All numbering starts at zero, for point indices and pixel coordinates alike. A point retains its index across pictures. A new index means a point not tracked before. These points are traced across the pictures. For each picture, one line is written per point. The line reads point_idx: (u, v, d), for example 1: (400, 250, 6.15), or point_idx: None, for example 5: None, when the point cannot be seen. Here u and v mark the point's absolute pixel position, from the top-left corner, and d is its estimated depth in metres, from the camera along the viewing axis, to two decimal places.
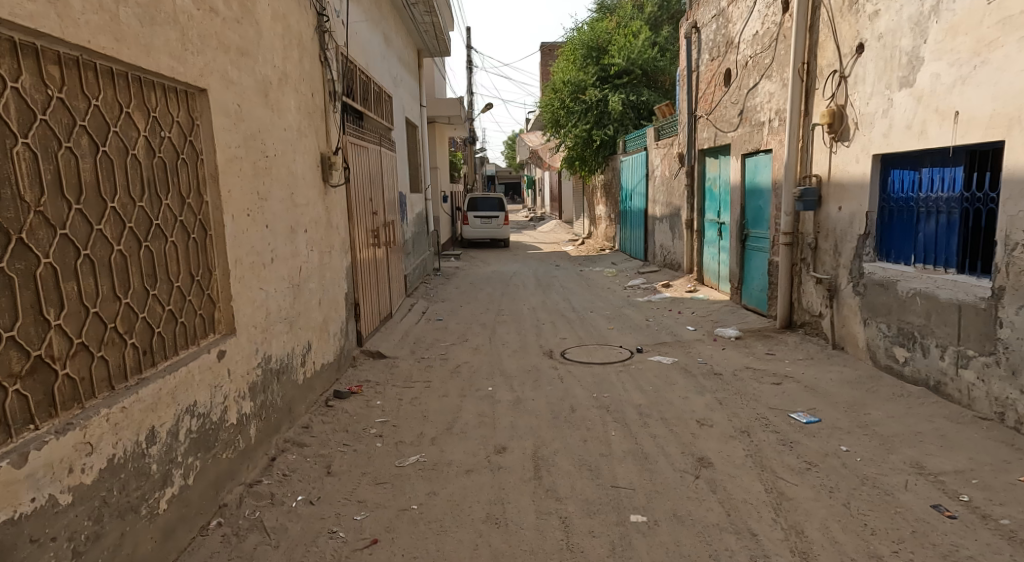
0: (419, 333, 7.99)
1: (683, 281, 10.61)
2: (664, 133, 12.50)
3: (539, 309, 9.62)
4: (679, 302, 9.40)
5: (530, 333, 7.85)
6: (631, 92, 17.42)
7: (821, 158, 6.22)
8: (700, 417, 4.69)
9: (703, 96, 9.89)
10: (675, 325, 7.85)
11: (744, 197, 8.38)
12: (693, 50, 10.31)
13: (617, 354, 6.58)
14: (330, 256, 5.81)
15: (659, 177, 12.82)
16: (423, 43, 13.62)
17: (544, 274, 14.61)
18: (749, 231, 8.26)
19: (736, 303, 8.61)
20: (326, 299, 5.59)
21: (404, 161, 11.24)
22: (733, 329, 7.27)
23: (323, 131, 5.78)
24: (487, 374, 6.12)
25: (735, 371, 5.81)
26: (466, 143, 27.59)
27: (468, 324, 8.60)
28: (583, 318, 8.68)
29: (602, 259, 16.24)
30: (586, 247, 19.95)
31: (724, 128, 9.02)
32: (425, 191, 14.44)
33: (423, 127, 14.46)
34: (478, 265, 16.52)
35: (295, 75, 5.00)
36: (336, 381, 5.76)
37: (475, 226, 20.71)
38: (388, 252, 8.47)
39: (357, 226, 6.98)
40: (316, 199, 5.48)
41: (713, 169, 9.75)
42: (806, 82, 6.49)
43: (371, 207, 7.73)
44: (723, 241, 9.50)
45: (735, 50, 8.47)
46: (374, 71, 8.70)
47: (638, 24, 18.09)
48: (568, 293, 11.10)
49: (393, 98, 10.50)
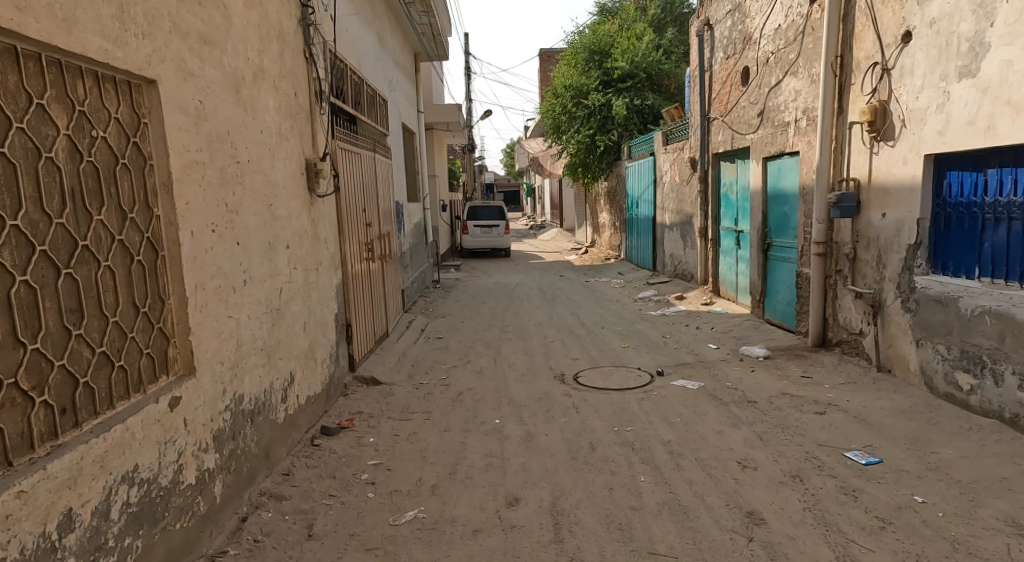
0: (417, 354, 7.39)
1: (697, 294, 10.01)
2: (674, 137, 11.95)
3: (546, 325, 9.02)
4: (696, 317, 8.80)
5: (537, 353, 7.25)
6: (635, 96, 16.88)
7: (860, 160, 5.63)
8: (741, 458, 4.09)
9: (718, 97, 9.34)
10: (695, 343, 7.25)
11: (766, 204, 7.83)
12: (706, 48, 9.76)
13: (636, 378, 5.98)
14: (317, 274, 5.21)
15: (668, 183, 12.26)
16: (420, 46, 13.10)
17: (548, 284, 14.02)
18: (772, 239, 7.68)
19: (759, 318, 8.03)
20: (312, 323, 4.99)
21: (400, 169, 10.67)
22: (760, 348, 6.67)
23: (309, 134, 5.19)
24: (494, 403, 5.51)
25: (770, 398, 5.21)
26: (464, 151, 27.04)
27: (471, 343, 7.99)
28: (594, 336, 8.08)
29: (608, 268, 15.65)
30: (589, 256, 19.38)
31: (742, 130, 8.46)
32: (423, 199, 13.85)
33: (420, 133, 13.90)
34: (479, 276, 15.93)
35: (273, 70, 4.41)
36: (324, 413, 5.15)
37: (475, 235, 20.13)
38: (384, 266, 7.88)
39: (348, 240, 6.39)
40: (301, 211, 4.88)
41: (730, 174, 9.19)
42: (841, 76, 5.91)
43: (365, 218, 7.14)
44: (741, 250, 8.93)
45: (755, 46, 7.91)
46: (367, 72, 8.13)
47: (642, 26, 17.55)
48: (575, 306, 10.50)
49: (389, 102, 9.95)
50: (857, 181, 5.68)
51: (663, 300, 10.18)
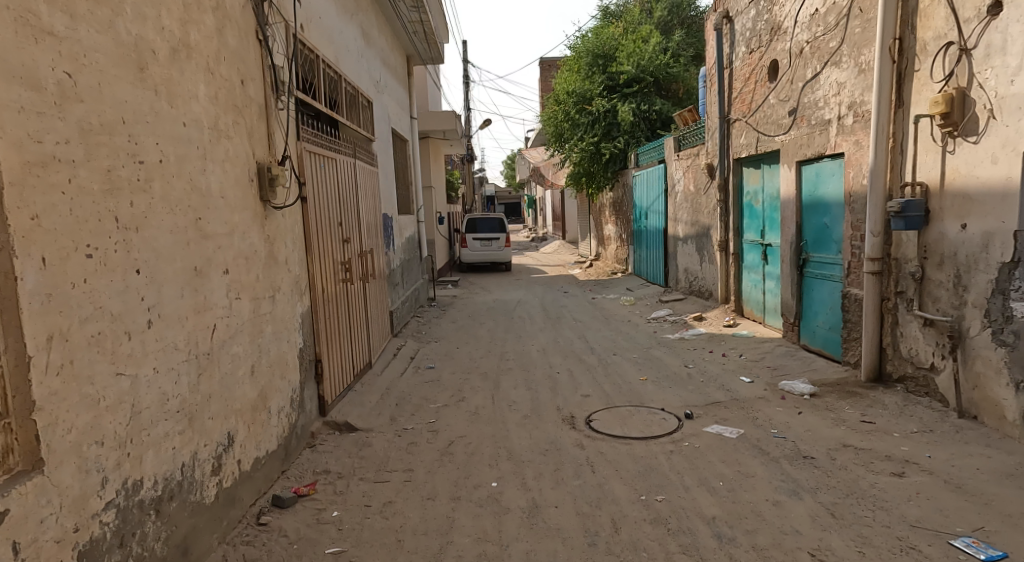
0: (404, 389, 6.43)
1: (718, 315, 9.04)
2: (687, 142, 11.06)
3: (550, 352, 8.06)
4: (720, 341, 7.83)
5: (542, 388, 6.28)
6: (642, 100, 16.00)
7: (928, 160, 4.71)
8: (812, 546, 3.15)
9: (740, 96, 8.43)
10: (723, 376, 6.28)
11: (800, 214, 6.91)
12: (725, 43, 8.87)
13: (660, 423, 5.01)
14: (272, 304, 4.27)
15: (682, 193, 11.34)
16: (413, 48, 12.29)
17: (552, 302, 13.07)
18: (809, 254, 6.74)
19: (794, 344, 7.06)
20: (263, 365, 4.03)
21: (389, 178, 9.76)
22: (804, 382, 5.69)
23: (264, 132, 4.26)
24: (490, 457, 4.55)
25: (831, 452, 4.24)
26: (463, 161, 26.16)
27: (466, 375, 7.03)
28: (605, 366, 7.12)
29: (616, 284, 14.71)
30: (594, 270, 18.42)
31: (770, 132, 7.54)
32: (417, 211, 12.92)
33: (414, 141, 13.09)
34: (478, 293, 14.98)
35: (209, 49, 3.50)
36: (281, 475, 4.19)
37: (474, 249, 19.19)
38: (366, 288, 6.94)
39: (319, 259, 5.45)
40: (249, 227, 3.94)
41: (755, 181, 8.28)
42: (900, 61, 4.99)
43: (342, 233, 6.20)
44: (769, 267, 7.99)
45: (785, 36, 7.01)
46: (348, 69, 7.25)
47: (647, 27, 16.68)
48: (583, 328, 9.54)
49: (376, 105, 9.05)
50: (925, 185, 4.74)
51: (681, 322, 9.20)
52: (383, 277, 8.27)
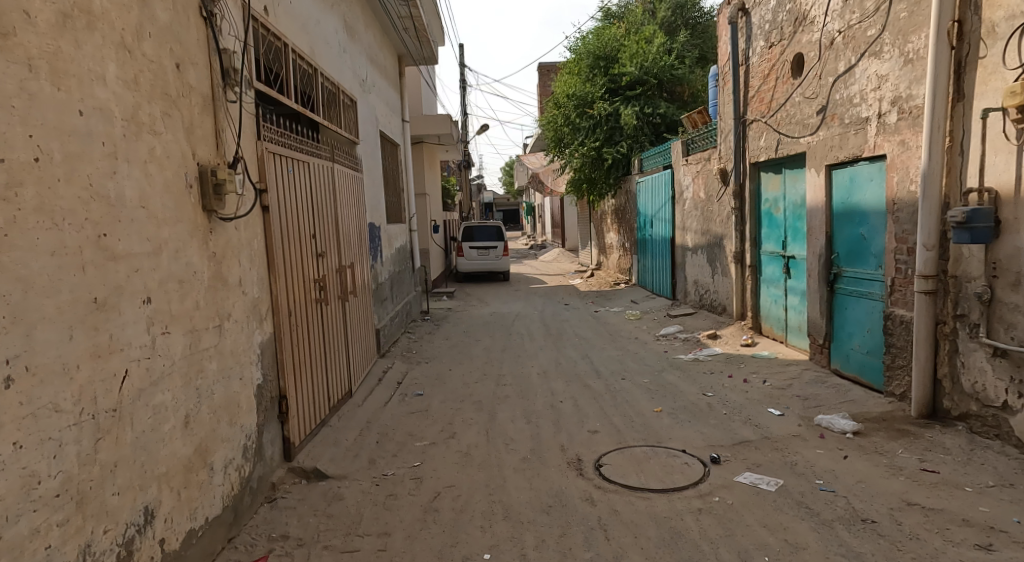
0: (388, 422, 5.70)
1: (734, 332, 8.31)
2: (697, 146, 10.39)
3: (552, 375, 7.34)
4: (739, 364, 7.10)
5: (544, 421, 5.56)
6: (646, 104, 15.34)
7: (999, 162, 4.04)
8: None
9: (758, 95, 7.74)
10: (748, 407, 5.56)
11: (830, 224, 6.21)
12: (740, 38, 8.20)
13: (682, 470, 4.28)
14: (219, 336, 3.54)
15: (692, 200, 10.64)
16: (404, 47, 11.64)
17: (552, 316, 12.36)
18: (842, 269, 6.04)
19: (823, 369, 6.34)
20: (204, 411, 3.30)
21: (376, 185, 9.05)
22: (844, 417, 4.96)
23: (208, 128, 3.54)
24: (482, 517, 3.83)
25: (893, 512, 3.53)
26: (460, 167, 25.50)
27: (458, 404, 6.30)
28: (613, 393, 6.40)
29: (619, 295, 14.00)
30: (596, 280, 17.73)
31: (794, 133, 6.86)
32: (408, 220, 12.21)
33: (406, 145, 12.44)
34: (474, 306, 14.26)
35: (129, 23, 2.80)
36: (226, 544, 3.46)
37: (470, 258, 18.48)
38: (346, 306, 6.23)
39: (285, 277, 4.73)
40: (186, 244, 3.23)
41: (775, 187, 7.60)
42: (959, 47, 4.29)
43: (316, 245, 5.47)
44: (792, 281, 7.29)
45: (813, 27, 6.32)
46: (327, 64, 6.58)
47: (651, 28, 16.04)
48: (586, 346, 8.81)
49: (362, 105, 8.35)
50: (995, 192, 4.05)
51: (694, 340, 8.47)
52: (367, 293, 7.55)
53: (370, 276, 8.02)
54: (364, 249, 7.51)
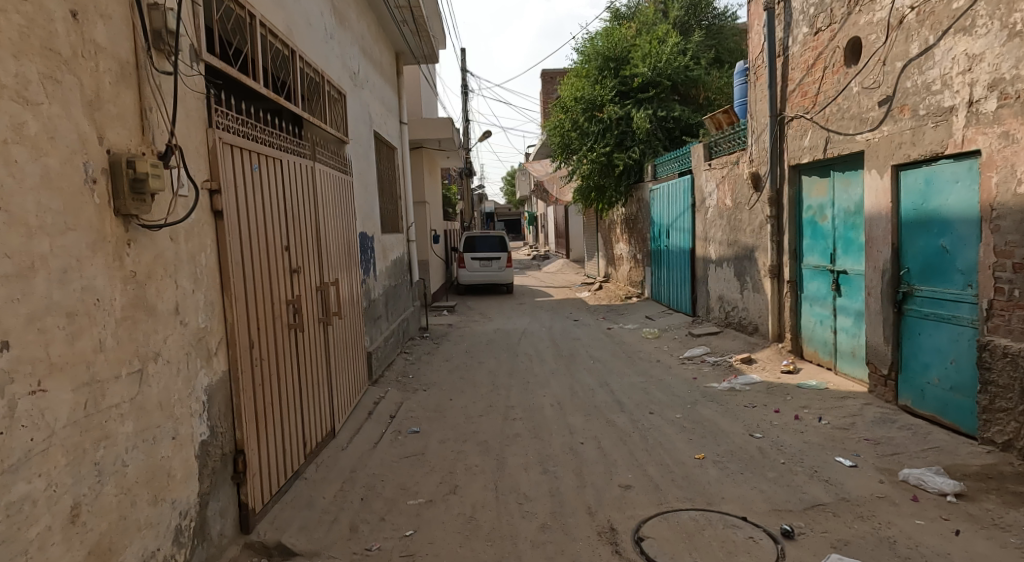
0: (376, 471, 4.75)
1: (772, 357, 7.36)
2: (723, 150, 9.52)
3: (567, 407, 6.41)
4: (784, 396, 6.15)
5: (563, 471, 4.65)
6: (659, 106, 14.51)
7: None
8: None
9: (800, 89, 6.87)
10: (811, 455, 4.63)
11: (897, 234, 5.32)
12: (777, 26, 7.35)
13: (747, 549, 3.37)
14: (138, 386, 2.61)
15: (717, 209, 9.75)
16: (401, 43, 10.80)
17: (562, 333, 11.44)
18: (913, 287, 5.13)
19: (890, 405, 5.40)
20: (108, 491, 2.40)
21: (369, 191, 8.17)
22: (939, 472, 4.02)
23: (127, 104, 2.63)
24: None
25: None
26: (461, 175, 24.64)
27: (460, 445, 5.37)
28: (642, 431, 5.47)
29: (632, 311, 13.10)
30: (605, 293, 16.84)
31: (847, 129, 5.97)
32: (405, 230, 11.31)
33: (404, 149, 11.57)
34: (477, 321, 13.33)
35: None
36: None
37: (472, 269, 17.56)
38: (328, 330, 5.32)
39: (248, 300, 3.82)
40: (80, 260, 2.31)
41: (821, 193, 6.72)
42: None
43: (292, 259, 4.57)
44: (841, 300, 6.39)
45: (875, 6, 5.46)
46: (309, 49, 5.72)
47: (663, 27, 15.25)
48: (603, 371, 7.88)
49: (353, 101, 7.48)
50: None
51: (725, 365, 7.52)
52: (356, 313, 6.62)
53: (359, 293, 7.10)
54: (352, 263, 6.61)
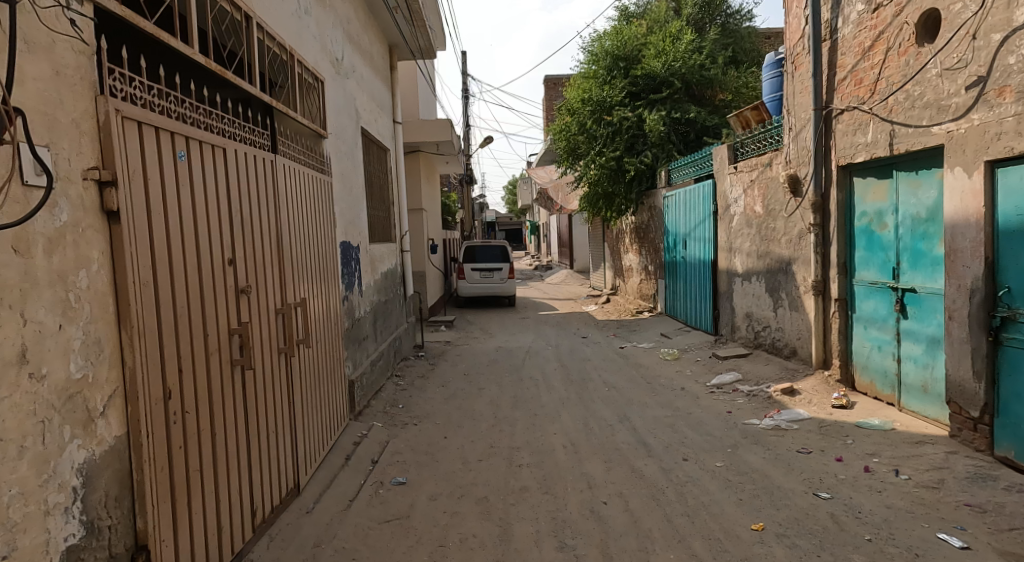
0: (348, 545, 3.76)
1: (818, 387, 6.36)
2: (751, 152, 8.58)
3: (583, 449, 5.41)
4: (844, 439, 5.14)
5: (587, 547, 3.68)
6: (673, 108, 13.58)
7: None
8: None
9: (853, 76, 5.92)
10: (901, 528, 3.65)
11: (991, 246, 4.36)
12: (823, 5, 6.42)
13: None
14: None
15: (745, 218, 8.77)
16: (395, 34, 9.88)
17: (570, 352, 10.46)
18: (1014, 310, 4.19)
19: (983, 456, 4.41)
20: None
21: (354, 195, 7.19)
22: None
23: None
24: None
25: None
26: (461, 182, 23.69)
27: (454, 504, 4.36)
28: (678, 486, 4.47)
29: (646, 327, 12.12)
30: (614, 307, 15.86)
31: (919, 119, 5.03)
32: (398, 240, 10.34)
33: (397, 150, 10.62)
34: (477, 338, 12.33)
35: None
36: None
37: (472, 281, 16.57)
38: (291, 360, 4.31)
39: (169, 332, 2.82)
40: None
41: (880, 197, 5.76)
42: None
43: (239, 276, 3.58)
44: (909, 322, 5.42)
45: None
46: (275, 20, 4.78)
47: (677, 25, 14.35)
48: (621, 403, 6.88)
49: (335, 91, 6.51)
50: None
51: (764, 397, 6.51)
52: (332, 337, 5.62)
53: (338, 312, 6.10)
54: (328, 278, 5.61)
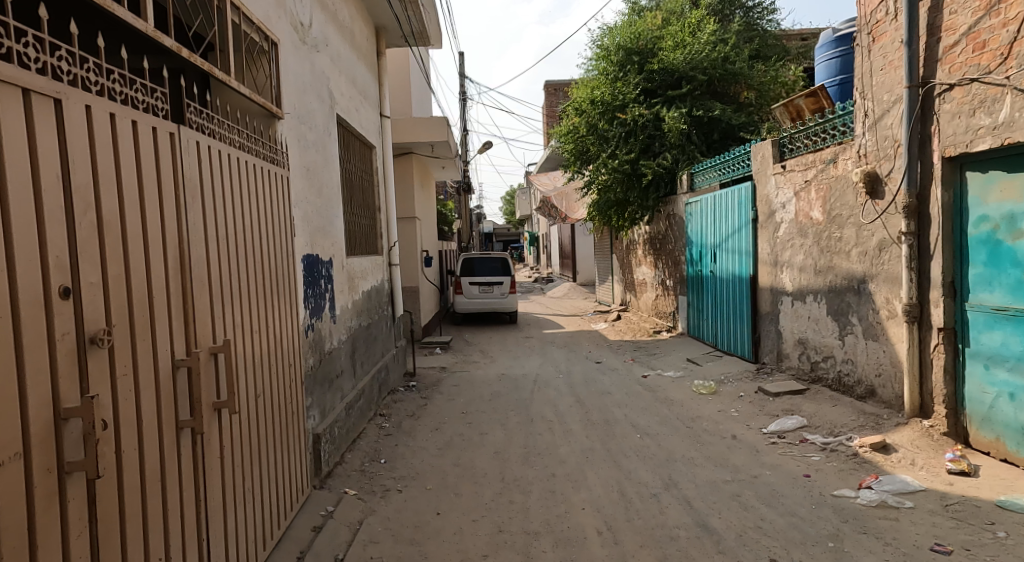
0: None
1: (920, 443, 4.94)
2: (804, 148, 7.24)
3: (627, 538, 3.99)
4: (992, 530, 3.74)
5: None
6: (694, 106, 12.23)
7: None
8: None
9: (972, 39, 4.59)
10: None
11: None
12: None
13: None
14: None
15: (798, 226, 7.37)
16: (382, 14, 8.50)
17: (585, 382, 9.05)
18: None
19: None
20: None
21: (326, 196, 5.80)
22: None
23: None
24: None
25: None
26: (458, 189, 22.28)
27: None
28: None
29: (669, 351, 10.72)
30: (627, 324, 14.46)
31: None
32: (386, 252, 8.94)
33: (386, 149, 9.23)
34: (477, 363, 10.89)
35: None
36: None
37: (470, 296, 15.14)
38: (203, 437, 2.90)
39: None
40: None
41: (1014, 194, 4.43)
42: None
43: (63, 318, 2.27)
44: None
45: None
46: None
47: (697, 14, 13.01)
48: (662, 459, 5.45)
49: (299, 65, 5.12)
50: None
51: (848, 454, 5.08)
52: (286, 382, 4.22)
53: (299, 345, 4.71)
54: (282, 303, 4.23)
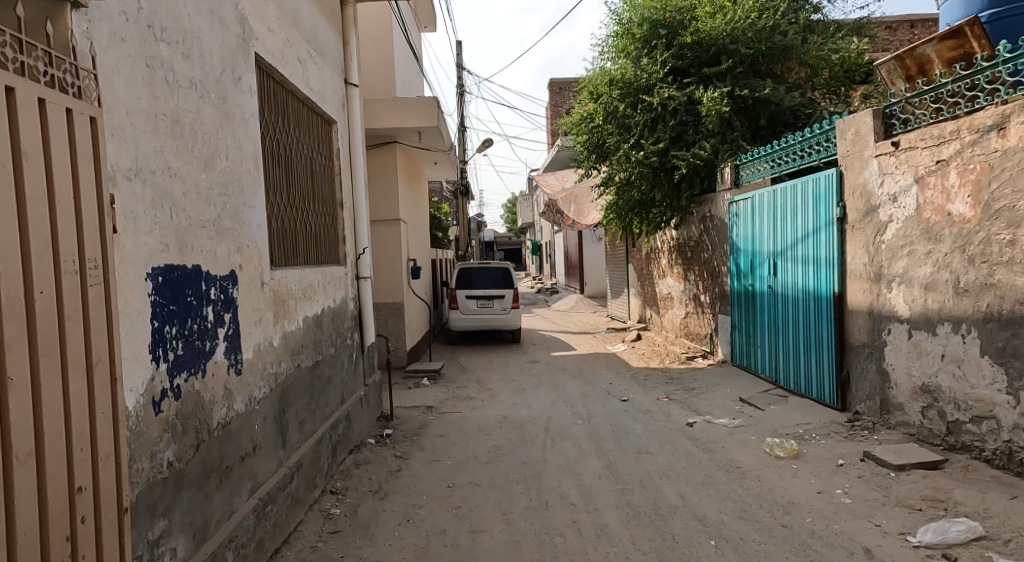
0: None
1: None
2: (931, 117, 5.14)
3: None
4: None
5: None
6: (737, 85, 10.16)
7: None
8: None
9: None
10: None
11: None
12: None
13: None
14: None
15: (919, 226, 5.25)
16: None
17: (614, 432, 6.86)
18: None
19: None
20: None
21: (226, 174, 3.68)
22: None
23: None
24: None
25: None
26: (454, 192, 20.08)
27: None
28: None
29: (713, 386, 8.53)
30: (651, 346, 12.26)
31: None
32: (351, 263, 6.79)
33: (356, 128, 7.11)
34: (473, 399, 8.69)
35: None
36: None
37: (466, 312, 12.93)
38: None
39: None
40: None
41: None
42: None
43: None
44: None
45: None
46: None
47: None
48: None
49: None
50: None
51: None
52: (55, 503, 2.21)
53: (130, 417, 2.64)
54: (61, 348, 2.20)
